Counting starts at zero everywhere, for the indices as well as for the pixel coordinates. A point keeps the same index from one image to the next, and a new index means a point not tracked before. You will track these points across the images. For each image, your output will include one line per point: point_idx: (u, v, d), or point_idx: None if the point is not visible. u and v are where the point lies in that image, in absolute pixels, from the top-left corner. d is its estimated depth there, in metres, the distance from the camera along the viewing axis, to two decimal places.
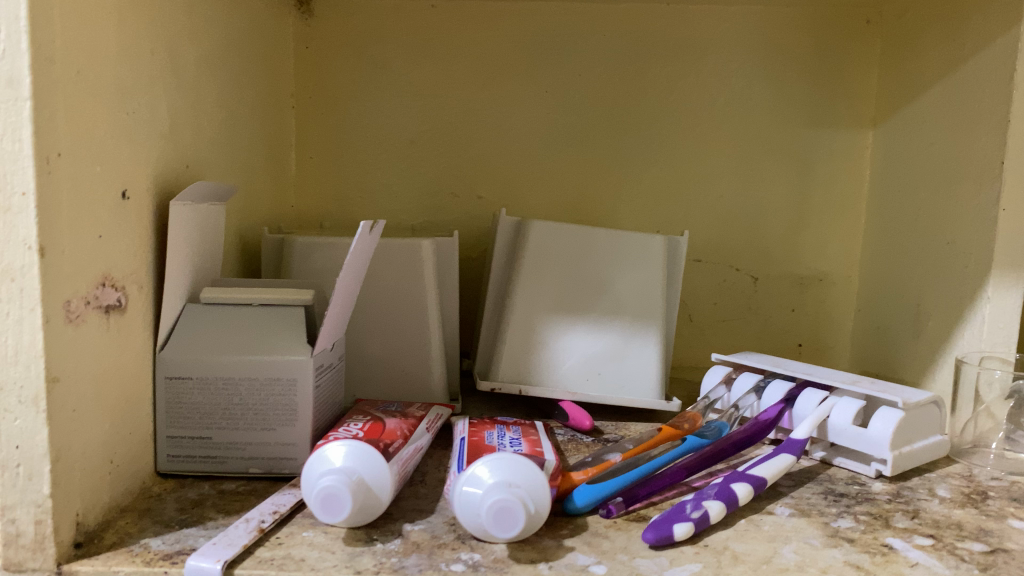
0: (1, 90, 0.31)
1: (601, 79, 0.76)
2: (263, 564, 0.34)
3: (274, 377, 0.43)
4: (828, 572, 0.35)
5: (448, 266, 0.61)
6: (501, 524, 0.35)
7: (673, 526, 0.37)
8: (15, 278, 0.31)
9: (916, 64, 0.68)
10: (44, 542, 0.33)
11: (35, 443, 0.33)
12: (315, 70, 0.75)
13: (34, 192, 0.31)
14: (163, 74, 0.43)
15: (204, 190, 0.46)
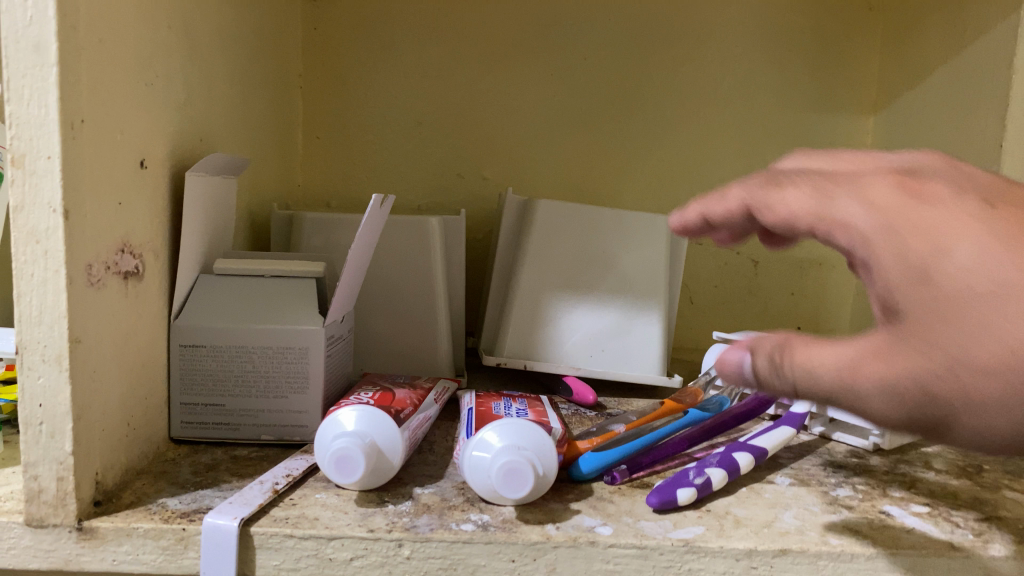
0: (28, 55, 0.31)
1: (606, 63, 0.76)
2: (279, 522, 0.35)
3: (286, 346, 0.44)
4: (827, 535, 0.36)
5: (455, 244, 0.62)
6: (511, 484, 0.36)
7: (676, 491, 0.38)
8: (40, 241, 0.32)
9: (917, 51, 0.69)
10: (65, 498, 0.34)
11: (58, 401, 0.33)
12: (323, 50, 0.76)
13: (59, 155, 0.32)
14: (179, 47, 0.44)
15: (217, 162, 0.47)
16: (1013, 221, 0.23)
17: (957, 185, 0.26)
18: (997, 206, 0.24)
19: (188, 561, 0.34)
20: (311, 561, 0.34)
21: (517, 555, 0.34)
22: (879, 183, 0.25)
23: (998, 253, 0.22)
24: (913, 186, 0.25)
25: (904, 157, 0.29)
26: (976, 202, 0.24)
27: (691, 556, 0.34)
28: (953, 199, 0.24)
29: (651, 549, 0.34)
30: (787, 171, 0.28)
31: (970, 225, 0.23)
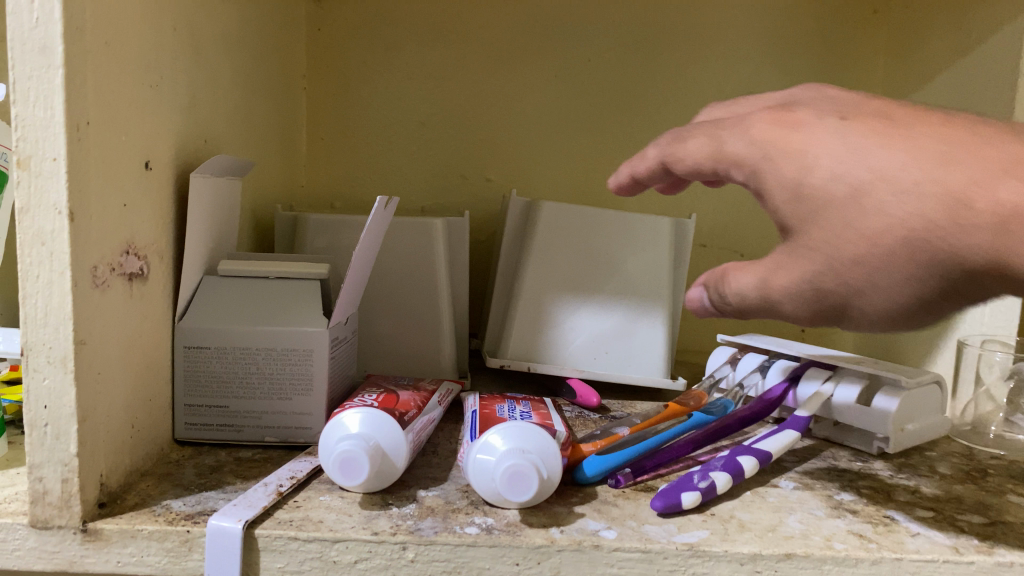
0: (35, 57, 0.31)
1: (610, 65, 0.76)
2: (283, 524, 0.35)
3: (290, 348, 0.44)
4: (832, 539, 0.36)
5: (459, 245, 0.61)
6: (515, 488, 0.36)
7: (681, 495, 0.38)
8: (45, 243, 0.32)
9: (922, 54, 0.69)
10: (70, 500, 0.34)
11: (63, 403, 0.33)
12: (327, 51, 0.76)
13: (64, 157, 0.32)
14: (185, 48, 0.44)
15: (222, 163, 0.47)
16: (864, 128, 0.30)
17: (819, 109, 0.33)
18: (853, 119, 0.31)
19: (193, 563, 0.34)
20: (315, 564, 0.34)
21: (521, 559, 0.34)
22: (759, 119, 0.33)
23: (848, 156, 0.29)
24: (783, 116, 0.32)
25: (858, 126, 0.30)
26: (837, 119, 0.31)
27: (695, 560, 0.34)
28: (816, 121, 0.31)
29: (655, 552, 0.34)
30: (691, 126, 0.36)
31: (829, 141, 0.30)
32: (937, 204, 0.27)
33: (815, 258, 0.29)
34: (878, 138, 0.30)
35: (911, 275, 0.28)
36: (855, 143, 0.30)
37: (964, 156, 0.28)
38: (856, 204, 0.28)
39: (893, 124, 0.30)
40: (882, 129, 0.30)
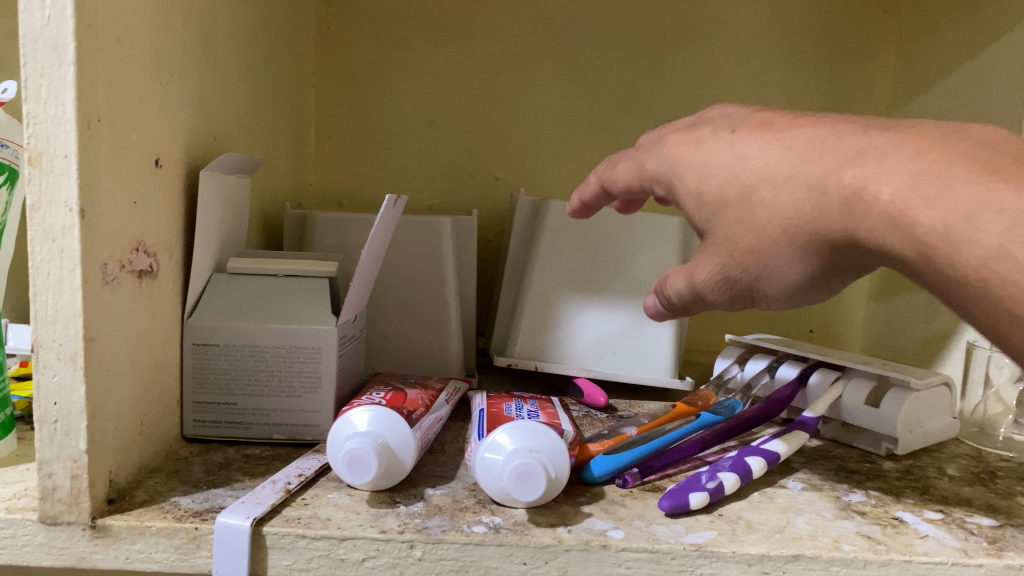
0: (46, 55, 0.31)
1: (619, 64, 0.76)
2: (291, 522, 0.35)
3: (298, 345, 0.44)
4: (840, 541, 0.36)
5: (467, 244, 0.61)
6: (522, 487, 0.36)
7: (689, 496, 0.38)
8: (56, 240, 0.32)
9: (932, 54, 0.68)
10: (79, 496, 0.34)
11: (73, 399, 0.33)
12: (336, 49, 0.76)
13: (76, 155, 0.32)
14: (195, 46, 0.44)
15: (231, 161, 0.47)
16: (750, 135, 0.35)
17: (719, 122, 0.38)
18: (743, 126, 0.36)
19: (201, 560, 0.34)
20: (322, 562, 0.34)
21: (528, 558, 0.34)
22: (672, 138, 0.39)
23: (733, 161, 0.35)
24: (690, 132, 0.38)
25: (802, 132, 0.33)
26: (730, 129, 0.37)
27: (703, 561, 0.34)
28: (715, 134, 0.37)
29: (663, 553, 0.34)
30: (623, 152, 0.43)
31: (720, 152, 0.36)
32: (803, 193, 0.32)
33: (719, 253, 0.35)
34: (756, 140, 0.35)
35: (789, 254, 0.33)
36: (739, 149, 0.35)
37: (824, 147, 0.32)
38: (744, 202, 0.34)
39: (776, 126, 0.35)
40: (763, 133, 0.35)
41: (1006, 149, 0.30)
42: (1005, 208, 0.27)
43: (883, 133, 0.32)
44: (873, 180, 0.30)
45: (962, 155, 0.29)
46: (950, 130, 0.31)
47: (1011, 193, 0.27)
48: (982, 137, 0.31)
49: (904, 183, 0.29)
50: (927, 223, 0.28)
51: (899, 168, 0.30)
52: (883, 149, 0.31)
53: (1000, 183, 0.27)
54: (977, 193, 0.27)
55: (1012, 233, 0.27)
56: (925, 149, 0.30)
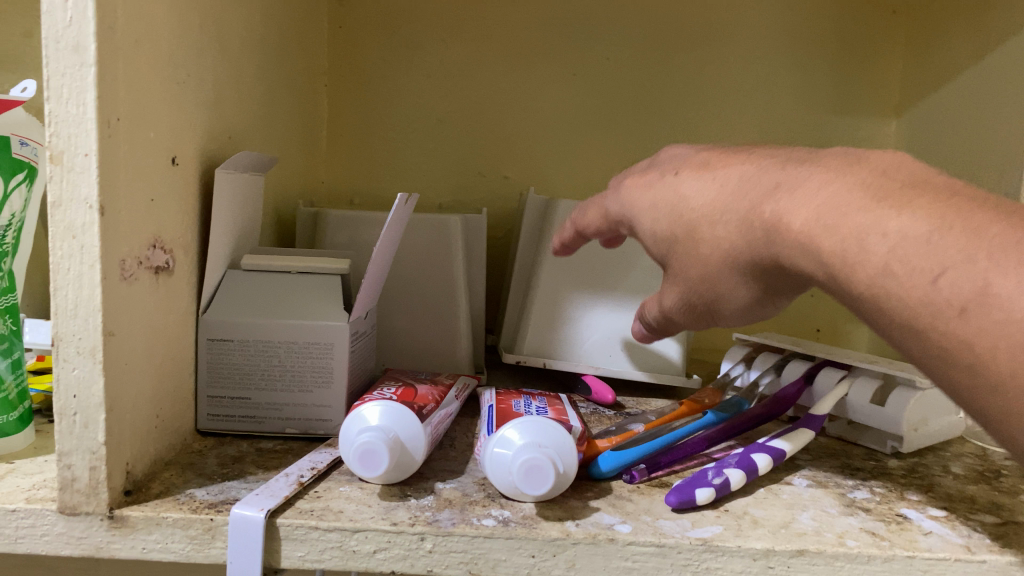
0: (68, 56, 0.32)
1: (628, 63, 0.77)
2: (304, 514, 0.35)
3: (311, 341, 0.44)
4: (845, 536, 0.36)
5: (477, 242, 0.62)
6: (532, 481, 0.36)
7: (695, 491, 0.38)
8: (76, 236, 0.33)
9: (941, 54, 0.69)
10: (98, 487, 0.35)
11: (91, 393, 0.34)
12: (347, 48, 0.76)
13: (96, 153, 0.33)
14: (210, 46, 0.44)
15: (246, 159, 0.48)
16: (692, 174, 0.37)
17: (671, 164, 0.40)
18: (686, 168, 0.38)
19: (216, 550, 0.35)
20: (335, 553, 0.35)
21: (537, 551, 0.35)
22: (628, 185, 0.41)
23: (675, 202, 0.36)
24: (643, 176, 0.40)
25: (735, 173, 0.35)
26: (674, 173, 0.38)
27: (709, 555, 0.35)
28: (661, 177, 0.39)
29: (669, 547, 0.35)
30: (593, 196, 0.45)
31: (664, 194, 0.37)
32: (736, 228, 0.33)
33: (681, 281, 0.37)
34: (697, 177, 0.36)
35: (736, 279, 0.34)
36: (680, 190, 0.37)
37: (750, 182, 0.33)
38: (689, 238, 0.36)
39: (715, 166, 0.37)
40: (702, 173, 0.37)
41: (906, 174, 0.30)
42: (888, 231, 0.27)
43: (799, 166, 0.32)
44: (783, 212, 0.31)
45: (861, 182, 0.29)
46: (860, 158, 0.31)
47: (895, 218, 0.27)
48: (889, 164, 0.31)
49: (807, 214, 0.30)
50: (828, 250, 0.29)
51: (806, 200, 0.30)
52: (796, 182, 0.31)
53: (889, 207, 0.28)
54: (868, 219, 0.28)
55: (895, 255, 0.27)
56: (832, 179, 0.30)
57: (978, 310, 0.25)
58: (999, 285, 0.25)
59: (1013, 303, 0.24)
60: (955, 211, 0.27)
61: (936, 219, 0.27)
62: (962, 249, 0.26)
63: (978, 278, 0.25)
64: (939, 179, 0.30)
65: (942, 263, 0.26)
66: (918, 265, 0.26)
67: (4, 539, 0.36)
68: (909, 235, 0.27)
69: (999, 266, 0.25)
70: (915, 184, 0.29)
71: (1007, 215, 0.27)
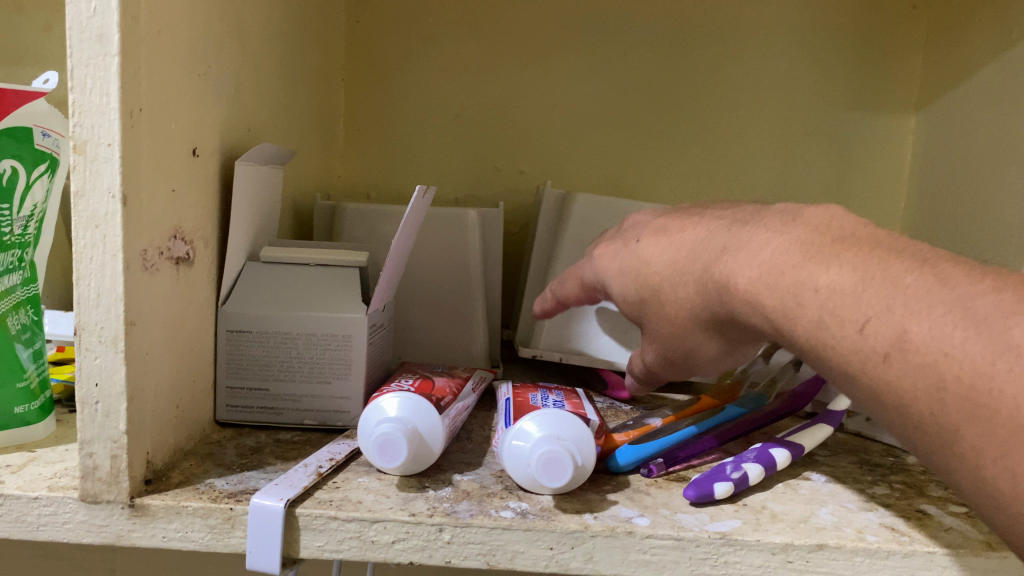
0: (92, 46, 0.32)
1: (645, 58, 0.77)
2: (322, 504, 0.36)
3: (330, 333, 0.45)
4: (864, 531, 0.36)
5: (493, 236, 0.62)
6: (550, 474, 0.36)
7: (714, 485, 0.38)
8: (99, 226, 0.33)
9: (962, 49, 0.68)
10: (119, 475, 0.35)
11: (113, 381, 0.34)
12: (365, 43, 0.76)
13: (119, 143, 0.33)
14: (231, 39, 0.45)
15: (265, 152, 0.48)
16: (648, 241, 0.42)
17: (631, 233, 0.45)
18: (645, 235, 0.43)
19: (235, 539, 0.35)
20: (353, 544, 0.35)
21: (555, 543, 0.35)
22: (597, 253, 0.46)
23: (637, 267, 0.42)
24: (610, 246, 0.46)
25: (685, 237, 0.40)
26: (635, 240, 0.43)
27: (727, 549, 0.35)
28: (625, 244, 0.44)
29: (687, 540, 0.35)
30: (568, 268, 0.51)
31: (628, 261, 0.43)
32: (692, 288, 0.38)
33: (653, 331, 0.42)
34: (654, 243, 0.42)
35: (700, 327, 0.39)
36: (642, 256, 0.42)
37: (699, 246, 0.38)
38: (654, 297, 0.41)
39: (670, 231, 0.42)
40: (659, 239, 0.42)
41: (836, 229, 0.34)
42: (819, 286, 0.31)
43: (741, 228, 0.37)
44: (731, 273, 0.35)
45: (797, 242, 0.34)
46: (794, 216, 0.36)
47: (826, 273, 0.31)
48: (819, 218, 0.35)
49: (750, 273, 0.34)
50: (772, 307, 0.33)
51: (748, 260, 0.35)
52: (740, 244, 0.36)
53: (819, 263, 0.32)
54: (803, 277, 0.32)
55: (828, 307, 0.31)
56: (771, 239, 0.35)
57: (899, 354, 0.29)
58: (914, 330, 0.28)
59: (927, 345, 0.28)
60: (876, 264, 0.31)
61: (860, 271, 0.31)
62: (882, 299, 0.30)
63: (896, 324, 0.29)
64: (866, 230, 0.34)
65: (866, 313, 0.30)
66: (847, 315, 0.30)
67: (26, 526, 0.36)
68: (837, 287, 0.31)
69: (912, 314, 0.29)
70: (843, 238, 0.33)
71: (920, 263, 0.31)
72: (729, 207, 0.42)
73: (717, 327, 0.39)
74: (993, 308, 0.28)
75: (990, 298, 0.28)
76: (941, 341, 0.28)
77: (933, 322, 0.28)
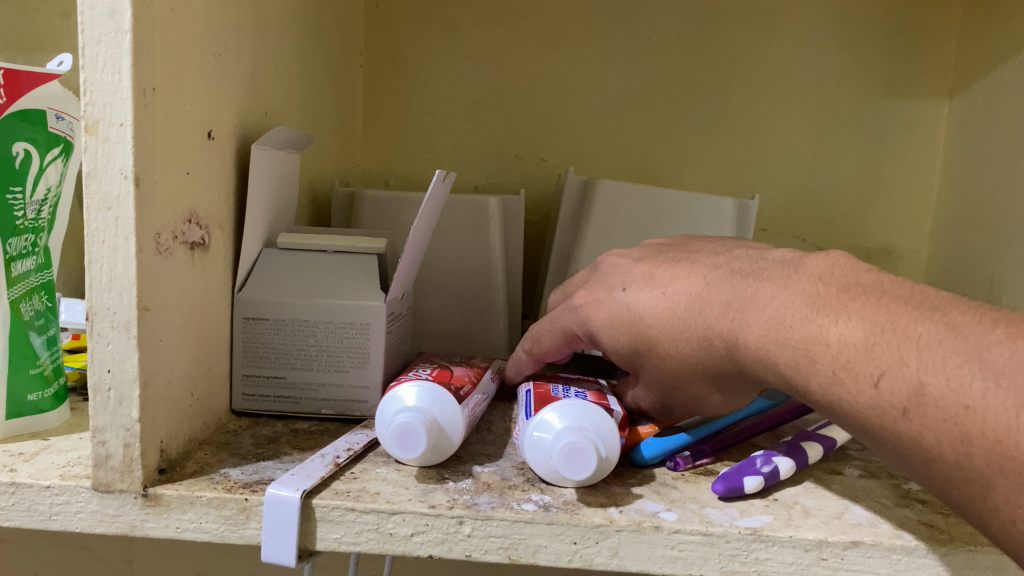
0: (103, 23, 0.31)
1: (670, 44, 0.75)
2: (340, 495, 0.35)
3: (348, 321, 0.43)
4: (901, 528, 0.35)
5: (514, 224, 0.60)
6: (573, 466, 0.35)
7: (743, 479, 0.37)
8: (111, 208, 0.32)
9: (999, 32, 0.66)
10: (132, 464, 0.34)
11: (126, 367, 0.34)
12: (384, 28, 0.75)
13: (131, 123, 0.32)
14: (248, 20, 0.44)
15: (282, 136, 0.47)
16: (639, 291, 0.40)
17: (614, 279, 0.43)
18: (631, 281, 0.41)
19: (250, 531, 0.34)
20: (371, 536, 0.34)
21: (579, 537, 0.34)
22: (581, 299, 0.44)
23: (629, 319, 0.40)
24: (591, 294, 0.43)
25: (685, 291, 0.38)
26: (621, 287, 0.41)
27: (759, 545, 0.33)
28: (609, 291, 0.42)
29: (717, 536, 0.33)
30: (537, 322, 0.47)
31: (615, 309, 0.41)
32: (697, 343, 0.37)
33: (654, 376, 0.41)
34: (648, 295, 0.39)
35: (707, 375, 0.38)
36: (632, 305, 0.40)
37: (700, 303, 0.37)
38: (652, 348, 0.39)
39: (661, 279, 0.40)
40: (642, 286, 0.40)
41: (841, 278, 0.33)
42: (830, 341, 0.31)
43: (741, 282, 0.36)
44: (736, 329, 0.34)
45: (802, 294, 0.33)
46: (796, 267, 0.35)
47: (836, 326, 0.31)
48: (821, 269, 0.34)
49: (757, 329, 0.33)
50: (784, 362, 0.33)
51: (756, 317, 0.34)
52: (744, 299, 0.35)
53: (828, 317, 0.31)
54: (812, 331, 0.32)
55: (840, 363, 0.30)
56: (779, 292, 0.34)
57: (917, 408, 0.28)
58: (930, 383, 0.28)
59: (946, 398, 0.28)
60: (886, 315, 0.30)
61: (871, 324, 0.30)
62: (895, 352, 0.29)
63: (912, 378, 0.29)
64: (869, 277, 0.33)
65: (880, 366, 0.29)
66: (860, 370, 0.30)
67: (39, 516, 0.35)
68: (848, 340, 0.30)
69: (928, 366, 0.28)
70: (848, 288, 0.32)
71: (928, 310, 0.30)
72: (720, 251, 0.41)
73: (720, 375, 0.38)
74: (1010, 358, 0.27)
75: (1005, 346, 0.27)
76: (960, 393, 0.27)
77: (949, 373, 0.28)
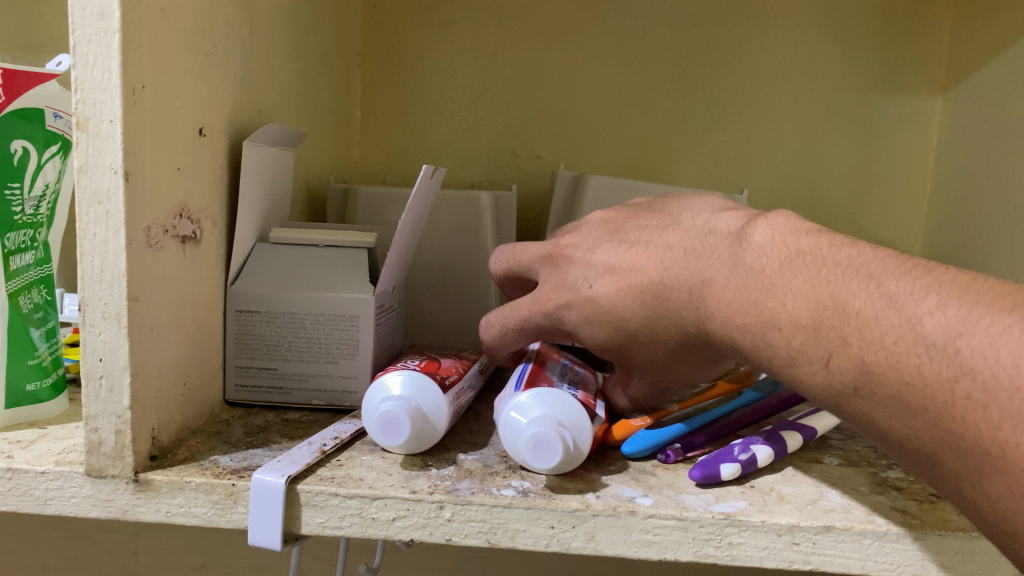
0: (92, 22, 0.32)
1: (664, 41, 0.76)
2: (324, 481, 0.36)
3: (337, 313, 0.45)
4: (873, 514, 0.35)
5: (507, 221, 0.62)
6: (538, 454, 0.36)
7: (720, 466, 0.37)
8: (102, 202, 0.33)
9: (991, 27, 0.66)
10: (123, 451, 0.35)
11: (116, 356, 0.35)
12: (382, 28, 0.76)
13: (120, 120, 0.33)
14: (239, 20, 0.45)
15: (274, 133, 0.48)
16: (605, 290, 0.39)
17: (573, 273, 0.41)
18: (594, 277, 0.39)
19: (237, 515, 0.35)
20: (354, 520, 0.35)
21: (556, 522, 0.34)
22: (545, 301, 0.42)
23: (605, 316, 0.39)
24: (552, 291, 0.41)
25: (656, 287, 0.37)
26: (586, 285, 0.40)
27: (732, 529, 0.34)
28: (574, 290, 0.40)
29: (691, 521, 0.34)
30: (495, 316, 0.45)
31: (588, 310, 0.39)
32: (680, 330, 0.37)
33: (641, 365, 0.41)
34: (618, 296, 0.38)
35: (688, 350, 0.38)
36: (604, 304, 0.39)
37: (675, 299, 0.36)
38: (636, 338, 0.39)
39: (623, 273, 0.38)
40: (604, 282, 0.39)
41: (787, 249, 0.33)
42: (783, 323, 0.32)
43: (695, 261, 0.36)
44: (704, 314, 0.35)
45: (751, 273, 0.33)
46: (740, 239, 0.35)
47: (784, 307, 0.32)
48: (763, 240, 0.34)
49: (722, 317, 0.34)
50: (746, 343, 0.34)
51: (718, 299, 0.34)
52: (703, 285, 0.35)
53: (776, 297, 0.32)
54: (766, 313, 0.32)
55: (794, 345, 0.31)
56: (730, 272, 0.34)
57: (866, 386, 0.29)
58: (872, 361, 0.29)
59: (888, 374, 0.28)
60: (828, 288, 0.31)
61: (816, 302, 0.31)
62: (839, 331, 0.30)
63: (856, 356, 0.29)
64: (809, 240, 0.33)
65: (829, 347, 0.30)
66: (813, 352, 0.31)
67: (34, 500, 0.36)
68: (798, 322, 0.31)
69: (868, 343, 0.29)
70: (792, 261, 0.33)
71: (864, 277, 0.30)
72: (666, 221, 0.39)
73: (703, 349, 0.38)
74: (942, 326, 0.27)
75: (937, 314, 0.28)
76: (900, 368, 0.28)
77: (887, 350, 0.28)
